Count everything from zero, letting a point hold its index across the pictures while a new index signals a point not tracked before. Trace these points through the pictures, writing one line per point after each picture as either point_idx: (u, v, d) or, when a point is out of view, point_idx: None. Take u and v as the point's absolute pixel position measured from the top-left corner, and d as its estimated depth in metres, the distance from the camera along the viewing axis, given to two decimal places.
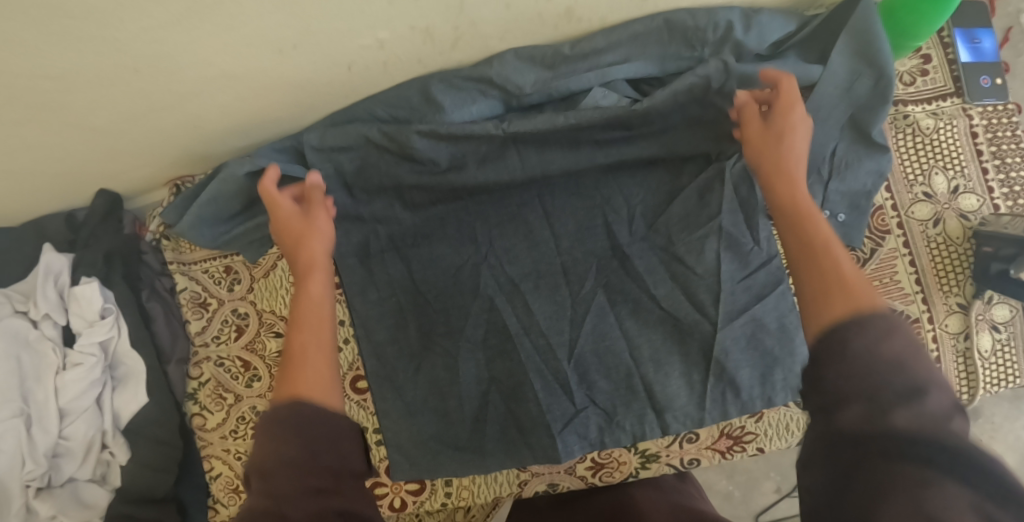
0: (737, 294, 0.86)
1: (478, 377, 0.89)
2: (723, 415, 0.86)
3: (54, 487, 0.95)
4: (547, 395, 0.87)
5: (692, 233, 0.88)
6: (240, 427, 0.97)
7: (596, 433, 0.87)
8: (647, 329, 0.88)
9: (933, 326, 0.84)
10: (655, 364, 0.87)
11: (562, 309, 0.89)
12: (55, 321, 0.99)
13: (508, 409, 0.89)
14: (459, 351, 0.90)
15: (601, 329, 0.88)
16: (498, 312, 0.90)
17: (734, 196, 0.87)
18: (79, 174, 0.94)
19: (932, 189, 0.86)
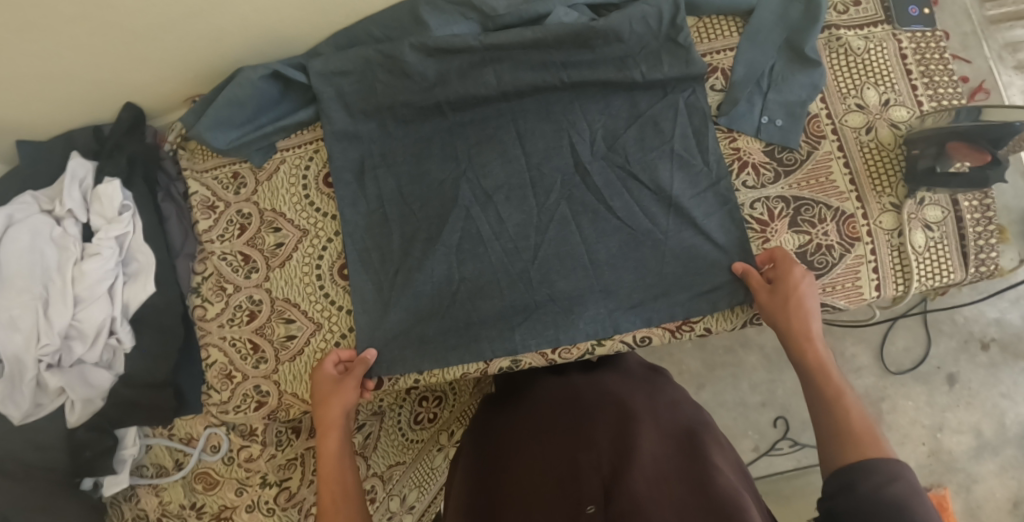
0: (691, 204, 0.94)
1: (449, 276, 0.96)
2: (670, 316, 0.93)
3: (64, 366, 1.03)
4: (513, 290, 0.96)
5: (648, 152, 0.96)
6: (236, 316, 1.05)
7: (553, 330, 0.94)
8: (605, 237, 0.95)
9: (867, 222, 0.92)
10: (611, 266, 0.95)
11: (530, 218, 0.97)
12: (76, 220, 1.08)
13: (475, 304, 0.96)
14: (433, 253, 0.97)
15: (563, 236, 0.96)
16: (473, 221, 0.98)
17: (686, 124, 0.96)
18: (109, 84, 1.07)
19: (864, 102, 0.95)
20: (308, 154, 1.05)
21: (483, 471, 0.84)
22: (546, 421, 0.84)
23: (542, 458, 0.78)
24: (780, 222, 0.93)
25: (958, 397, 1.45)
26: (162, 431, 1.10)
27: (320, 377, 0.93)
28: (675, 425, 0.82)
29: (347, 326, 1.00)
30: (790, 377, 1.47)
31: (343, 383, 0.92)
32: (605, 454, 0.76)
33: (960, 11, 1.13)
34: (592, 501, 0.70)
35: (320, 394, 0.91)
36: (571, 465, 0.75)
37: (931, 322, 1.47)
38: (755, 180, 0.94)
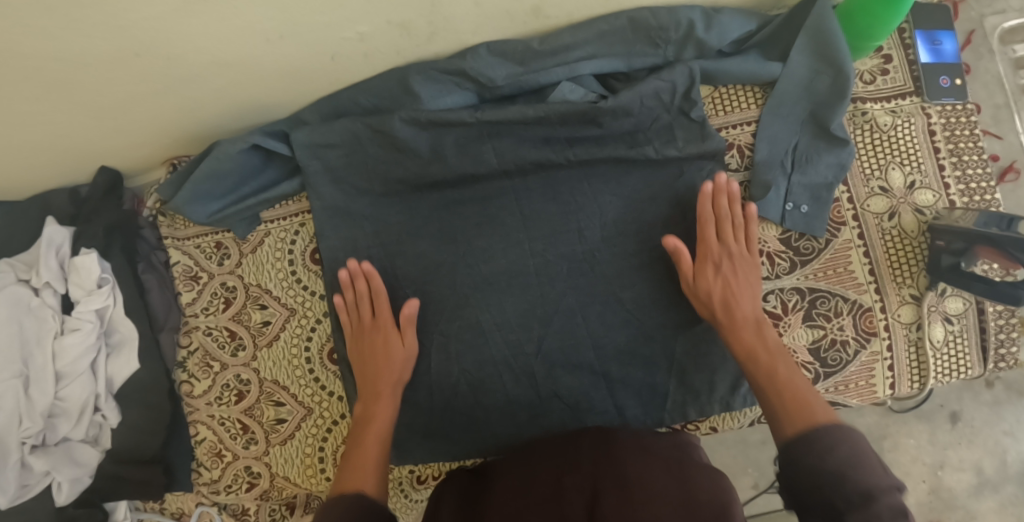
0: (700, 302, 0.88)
1: (449, 372, 0.91)
2: (682, 417, 0.89)
3: (49, 444, 1.02)
4: (516, 388, 0.90)
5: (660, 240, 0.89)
6: (224, 395, 1.02)
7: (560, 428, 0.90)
8: (613, 330, 0.89)
9: (885, 315, 0.87)
10: (620, 364, 0.89)
11: (532, 309, 0.90)
12: (55, 290, 1.04)
13: (475, 401, 0.91)
14: (433, 345, 0.92)
15: (568, 329, 0.89)
16: (473, 310, 0.91)
17: None
18: (82, 149, 1.00)
19: (889, 184, 0.89)
20: (293, 227, 0.99)
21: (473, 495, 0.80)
22: (533, 453, 0.82)
23: (522, 479, 0.77)
24: (794, 315, 0.87)
25: (960, 437, 1.42)
26: (152, 506, 1.07)
27: (369, 326, 0.90)
28: (665, 449, 0.80)
29: (339, 413, 0.97)
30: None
31: (396, 340, 0.89)
32: (590, 474, 0.74)
33: (993, 79, 1.04)
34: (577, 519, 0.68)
35: (368, 340, 0.89)
36: (555, 488, 0.73)
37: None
38: (769, 269, 0.88)
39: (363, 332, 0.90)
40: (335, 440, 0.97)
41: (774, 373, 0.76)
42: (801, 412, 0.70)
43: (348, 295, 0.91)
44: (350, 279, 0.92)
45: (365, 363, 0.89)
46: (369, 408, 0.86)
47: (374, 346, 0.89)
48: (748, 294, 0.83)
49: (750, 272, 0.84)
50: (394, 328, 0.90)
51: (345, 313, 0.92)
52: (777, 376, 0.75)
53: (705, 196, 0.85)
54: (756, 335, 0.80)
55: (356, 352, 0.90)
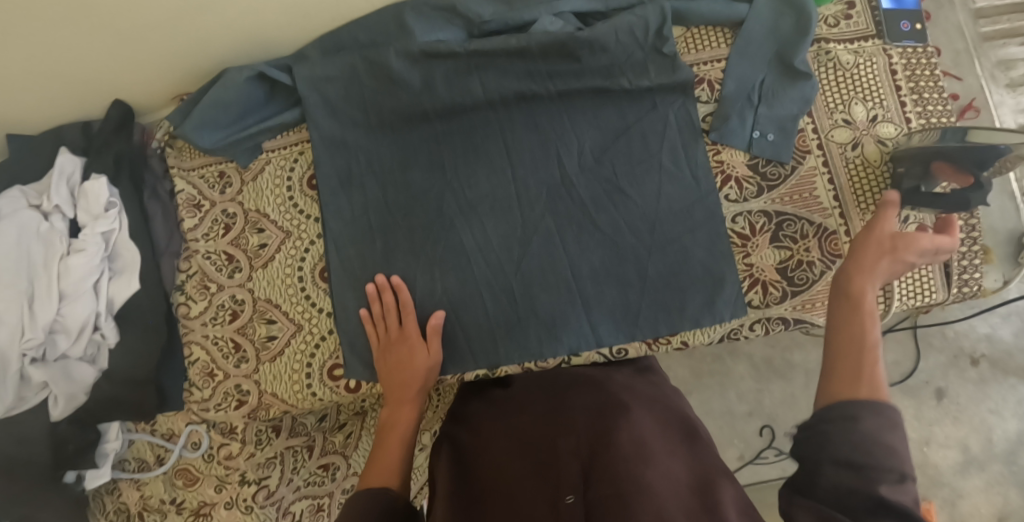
0: (673, 225, 0.92)
1: (432, 290, 0.95)
2: (654, 333, 0.92)
3: (48, 360, 1.05)
4: (495, 306, 0.94)
5: (635, 166, 0.93)
6: (219, 315, 1.06)
7: (536, 344, 0.93)
8: (588, 251, 0.93)
9: (850, 239, 0.92)
10: (594, 281, 0.93)
11: (514, 229, 0.94)
12: (64, 215, 1.10)
13: (455, 318, 0.94)
14: (418, 263, 0.96)
15: (546, 250, 0.93)
16: (456, 231, 0.95)
17: (676, 136, 0.93)
18: (98, 79, 1.07)
19: (852, 117, 0.94)
20: (292, 156, 1.05)
21: (464, 454, 0.82)
22: (523, 413, 0.84)
23: (521, 446, 0.78)
24: (762, 237, 0.92)
25: (946, 413, 1.40)
26: (144, 426, 1.11)
27: (400, 341, 0.91)
28: (650, 405, 0.83)
29: (327, 328, 1.00)
30: (778, 388, 1.48)
31: (426, 352, 0.91)
32: (585, 437, 0.75)
33: (953, 26, 1.15)
34: (573, 490, 0.69)
35: (395, 352, 0.91)
36: (550, 454, 0.75)
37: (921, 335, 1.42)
38: (737, 193, 0.93)
39: (388, 348, 0.92)
40: (322, 356, 1.00)
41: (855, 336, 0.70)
42: (853, 385, 0.65)
43: (374, 307, 0.94)
44: (377, 292, 0.95)
45: (389, 371, 0.90)
46: (393, 413, 0.87)
47: (398, 354, 0.91)
48: (880, 258, 0.78)
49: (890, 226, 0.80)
50: (419, 339, 0.92)
51: (374, 324, 0.94)
52: (863, 346, 0.69)
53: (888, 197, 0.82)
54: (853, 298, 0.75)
55: (385, 360, 0.92)
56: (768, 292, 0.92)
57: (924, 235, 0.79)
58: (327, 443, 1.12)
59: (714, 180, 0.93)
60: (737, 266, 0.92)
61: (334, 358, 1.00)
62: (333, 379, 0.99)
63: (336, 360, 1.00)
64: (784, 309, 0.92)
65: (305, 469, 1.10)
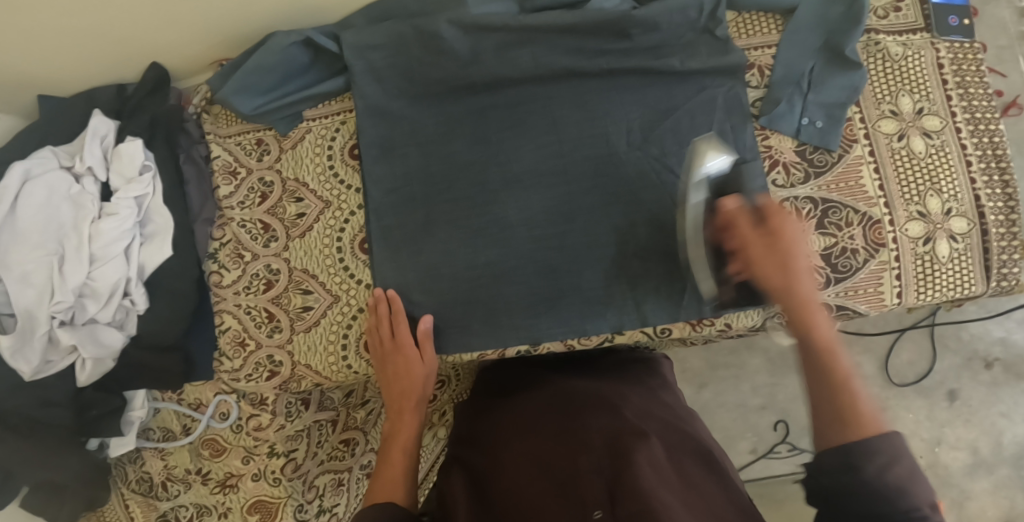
0: None
1: (474, 262, 0.94)
2: (697, 313, 0.92)
3: (76, 324, 1.03)
4: (539, 281, 0.93)
5: (685, 146, 0.93)
6: (253, 284, 1.05)
7: (578, 319, 0.93)
8: (635, 228, 0.93)
9: (893, 229, 0.92)
10: (640, 257, 0.93)
11: (560, 205, 0.94)
12: (96, 179, 1.08)
13: (497, 292, 0.94)
14: (460, 235, 0.95)
15: (592, 227, 0.93)
16: (501, 204, 0.94)
17: (723, 119, 0.93)
18: (137, 40, 1.04)
19: (898, 108, 0.94)
20: (334, 125, 1.03)
21: (481, 477, 0.83)
22: (539, 431, 0.84)
23: (542, 465, 0.78)
24: (807, 223, 0.92)
25: (958, 414, 1.40)
26: (170, 396, 1.09)
27: (399, 359, 0.92)
28: (659, 429, 0.84)
29: (365, 301, 0.99)
30: (792, 382, 1.47)
31: (421, 361, 0.93)
32: (605, 456, 0.76)
33: None
34: (600, 507, 0.70)
35: (392, 362, 0.93)
36: (571, 474, 0.75)
37: (936, 335, 1.41)
38: (784, 179, 0.93)
39: (382, 360, 0.94)
40: (359, 328, 0.99)
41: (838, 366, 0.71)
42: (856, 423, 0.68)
43: (371, 316, 0.95)
44: (374, 303, 0.96)
45: (388, 379, 0.93)
46: (394, 425, 0.89)
47: (396, 364, 0.93)
48: (803, 285, 0.76)
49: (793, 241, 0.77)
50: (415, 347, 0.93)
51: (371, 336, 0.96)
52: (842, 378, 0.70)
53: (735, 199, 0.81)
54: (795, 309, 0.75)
55: (384, 376, 0.94)
56: (813, 278, 0.92)
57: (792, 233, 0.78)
58: (351, 419, 1.11)
59: (763, 164, 0.93)
60: None
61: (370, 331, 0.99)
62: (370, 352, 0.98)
63: None
64: (828, 295, 0.92)
65: (328, 443, 1.09)
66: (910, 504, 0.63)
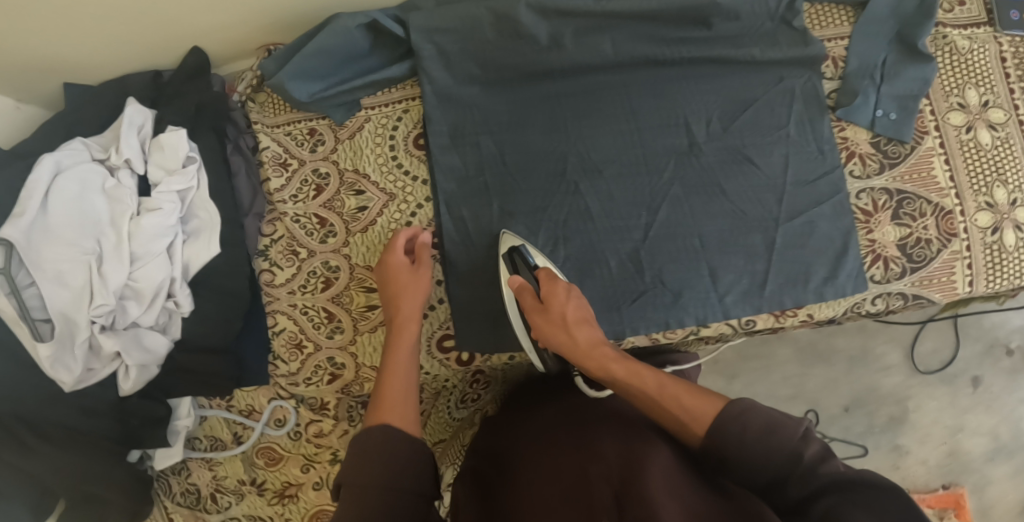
0: (801, 197, 0.92)
1: (555, 255, 0.92)
2: (779, 304, 0.92)
3: (117, 328, 0.96)
4: (621, 273, 0.92)
5: (764, 137, 0.93)
6: (310, 282, 0.99)
7: (661, 313, 0.91)
8: (716, 219, 0.92)
9: (963, 219, 0.94)
10: (722, 250, 0.92)
11: (641, 197, 0.92)
12: (132, 171, 1.00)
13: (580, 286, 0.92)
14: (540, 227, 0.93)
15: (675, 218, 0.92)
16: (581, 196, 0.92)
17: (801, 110, 0.93)
18: (176, 22, 0.96)
19: (965, 101, 0.96)
20: (396, 114, 0.98)
21: (493, 495, 0.72)
22: (556, 442, 0.74)
23: (552, 474, 0.68)
24: (883, 213, 0.93)
25: (977, 400, 1.42)
26: (219, 403, 1.03)
27: (393, 271, 0.89)
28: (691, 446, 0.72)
29: (436, 298, 0.95)
30: (821, 372, 1.44)
31: (416, 270, 0.90)
32: (617, 464, 0.65)
33: None
34: (605, 515, 0.60)
35: (387, 276, 0.89)
36: (579, 478, 0.65)
37: (958, 324, 1.44)
38: (861, 170, 0.94)
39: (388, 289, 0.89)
40: (431, 326, 0.95)
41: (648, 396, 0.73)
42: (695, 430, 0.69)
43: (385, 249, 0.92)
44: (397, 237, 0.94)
45: (387, 293, 0.88)
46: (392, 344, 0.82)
47: (397, 282, 0.88)
48: (604, 350, 0.80)
49: (585, 328, 0.82)
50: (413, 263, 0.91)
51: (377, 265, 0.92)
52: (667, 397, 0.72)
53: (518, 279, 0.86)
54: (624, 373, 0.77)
55: (381, 292, 0.90)
56: (889, 268, 0.93)
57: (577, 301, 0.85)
58: None
59: (839, 155, 0.94)
60: (860, 241, 0.93)
61: (443, 329, 0.95)
62: (444, 350, 0.95)
63: (446, 331, 0.95)
64: (903, 285, 0.93)
65: None
66: (788, 461, 0.61)
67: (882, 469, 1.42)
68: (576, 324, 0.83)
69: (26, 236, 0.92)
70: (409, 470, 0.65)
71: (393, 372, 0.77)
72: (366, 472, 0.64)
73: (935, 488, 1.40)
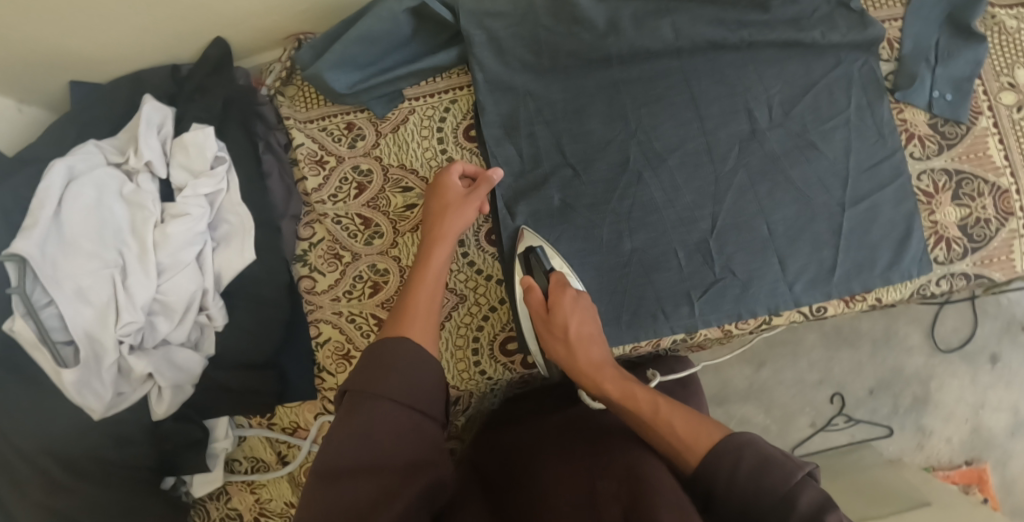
0: (867, 181, 0.90)
1: (621, 248, 0.89)
2: (848, 290, 0.90)
3: (146, 347, 0.87)
4: (689, 265, 0.89)
5: (825, 123, 0.91)
6: (356, 288, 0.93)
7: (732, 305, 0.89)
8: (782, 207, 0.90)
9: (1020, 197, 0.93)
10: (789, 239, 0.89)
11: (707, 186, 0.90)
12: (152, 174, 0.91)
13: (649, 279, 0.89)
14: (605, 221, 0.89)
15: (741, 206, 0.89)
16: (645, 186, 0.90)
17: (862, 96, 0.91)
18: (202, 10, 0.89)
19: (1016, 81, 0.94)
20: (443, 104, 0.94)
21: (496, 495, 0.70)
22: (570, 449, 0.72)
23: (561, 485, 0.67)
24: (944, 194, 0.92)
25: (996, 378, 1.36)
26: (260, 421, 0.97)
27: (442, 191, 0.86)
28: None
29: (496, 298, 0.91)
30: (847, 356, 1.38)
31: (466, 196, 0.86)
32: (622, 481, 0.63)
33: None
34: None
35: (436, 201, 0.85)
36: (589, 498, 0.63)
37: (976, 304, 1.37)
38: (921, 151, 0.93)
39: (433, 206, 0.86)
40: (492, 328, 0.91)
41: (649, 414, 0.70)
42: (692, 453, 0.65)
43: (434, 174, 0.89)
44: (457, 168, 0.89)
45: (429, 209, 0.86)
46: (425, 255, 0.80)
47: (442, 205, 0.85)
48: (608, 365, 0.77)
49: (594, 340, 0.80)
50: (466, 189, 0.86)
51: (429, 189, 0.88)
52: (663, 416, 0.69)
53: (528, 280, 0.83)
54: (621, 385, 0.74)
55: (425, 205, 0.87)
56: (951, 249, 0.92)
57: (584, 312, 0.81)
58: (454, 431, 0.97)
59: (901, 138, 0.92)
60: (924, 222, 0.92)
61: (504, 331, 0.91)
62: (508, 353, 0.90)
63: (508, 333, 0.90)
64: (965, 265, 0.93)
65: None
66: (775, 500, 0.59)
67: (906, 449, 1.36)
68: (581, 338, 0.79)
69: (41, 249, 0.82)
70: (423, 394, 0.65)
71: (419, 289, 0.76)
72: (384, 385, 0.63)
73: (955, 464, 1.35)
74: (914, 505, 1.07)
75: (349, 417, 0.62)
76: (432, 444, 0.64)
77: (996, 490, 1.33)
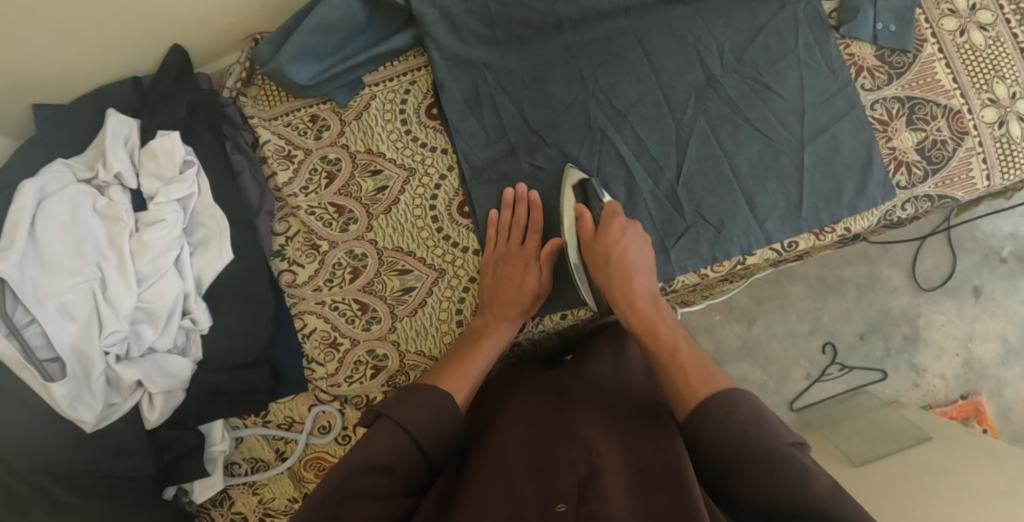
0: (823, 114, 0.93)
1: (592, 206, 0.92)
2: (818, 223, 0.92)
3: (133, 357, 0.86)
4: (661, 215, 0.91)
5: (777, 63, 0.93)
6: (335, 276, 0.94)
7: (707, 248, 0.91)
8: (745, 147, 0.92)
9: (972, 117, 0.92)
10: (755, 179, 0.91)
11: (669, 135, 0.92)
12: (123, 186, 0.91)
13: None
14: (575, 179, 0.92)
15: (705, 151, 0.92)
16: (610, 142, 0.92)
17: (808, 33, 0.94)
18: (159, 17, 0.91)
19: (955, 6, 0.95)
20: (402, 86, 0.97)
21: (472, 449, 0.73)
22: (537, 411, 0.74)
23: (515, 449, 0.67)
24: (898, 121, 0.93)
25: (983, 309, 1.37)
26: (254, 420, 0.98)
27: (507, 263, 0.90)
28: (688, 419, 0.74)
29: (476, 270, 0.94)
30: (834, 304, 1.38)
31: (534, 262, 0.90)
32: (584, 450, 0.64)
33: None
34: (566, 499, 0.59)
35: (506, 268, 0.89)
36: (546, 458, 0.65)
37: (953, 239, 1.39)
38: (871, 83, 0.94)
39: (501, 253, 0.90)
40: (473, 298, 0.93)
41: (671, 362, 0.76)
42: (693, 392, 0.71)
43: (507, 214, 0.91)
44: (513, 200, 0.92)
45: (497, 265, 0.90)
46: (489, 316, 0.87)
47: (509, 271, 0.89)
48: (648, 298, 0.83)
49: (640, 259, 0.85)
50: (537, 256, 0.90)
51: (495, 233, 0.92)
52: (686, 361, 0.75)
53: (581, 205, 0.89)
54: (646, 313, 0.82)
55: (494, 266, 0.90)
56: (911, 173, 0.92)
57: (636, 248, 0.86)
58: None
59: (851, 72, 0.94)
60: (881, 150, 0.92)
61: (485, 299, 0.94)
62: None
63: None
64: (927, 188, 0.92)
65: None
66: (763, 455, 0.63)
67: (903, 390, 1.36)
68: (621, 268, 0.84)
69: (20, 271, 0.80)
70: (437, 440, 0.71)
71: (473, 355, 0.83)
72: (407, 418, 0.70)
73: (951, 399, 1.35)
74: (916, 442, 1.08)
75: (379, 434, 0.68)
76: (428, 439, 0.70)
77: (994, 420, 1.34)
